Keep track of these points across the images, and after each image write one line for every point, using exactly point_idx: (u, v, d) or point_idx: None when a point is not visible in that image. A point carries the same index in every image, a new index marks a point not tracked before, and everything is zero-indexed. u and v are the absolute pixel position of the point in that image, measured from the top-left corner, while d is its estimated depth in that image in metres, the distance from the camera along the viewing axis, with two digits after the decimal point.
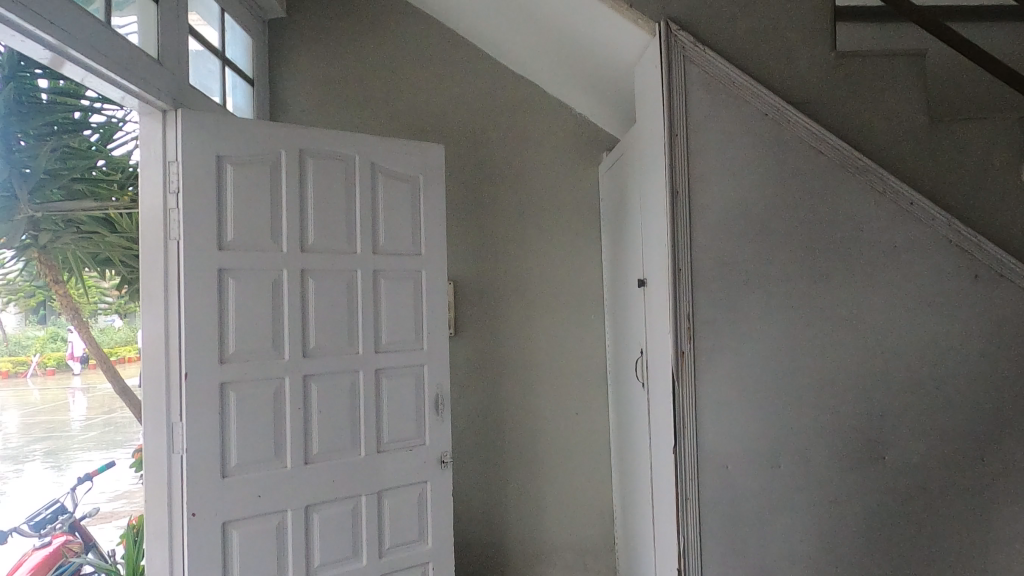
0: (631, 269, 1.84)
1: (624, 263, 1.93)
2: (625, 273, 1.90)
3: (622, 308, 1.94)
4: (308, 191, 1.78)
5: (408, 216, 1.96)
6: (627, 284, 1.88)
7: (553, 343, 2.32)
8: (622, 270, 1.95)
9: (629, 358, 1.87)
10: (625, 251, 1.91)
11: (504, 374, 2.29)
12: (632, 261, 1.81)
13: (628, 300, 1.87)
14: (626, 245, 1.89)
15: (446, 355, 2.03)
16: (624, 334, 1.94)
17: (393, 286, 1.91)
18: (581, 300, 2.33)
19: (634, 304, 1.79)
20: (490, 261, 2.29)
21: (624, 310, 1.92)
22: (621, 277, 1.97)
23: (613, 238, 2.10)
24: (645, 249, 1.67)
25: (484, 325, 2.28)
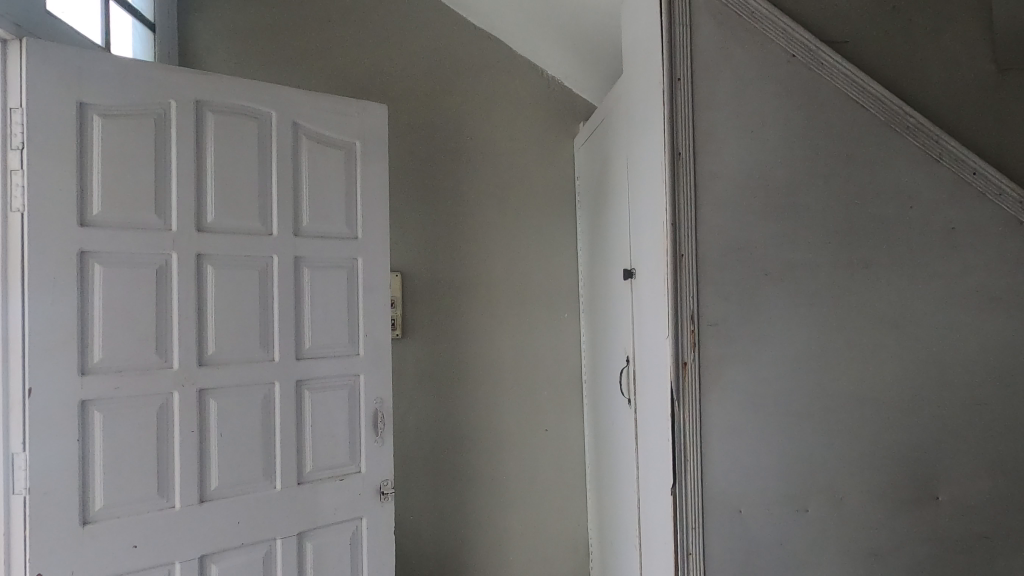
0: (614, 258, 1.49)
1: (605, 253, 1.59)
2: (607, 263, 1.56)
3: (603, 305, 1.60)
4: (209, 153, 1.40)
5: (342, 191, 1.59)
6: (609, 276, 1.54)
7: (520, 346, 1.98)
8: (602, 258, 1.62)
9: (611, 366, 1.53)
10: (606, 236, 1.57)
11: (460, 384, 1.93)
12: (616, 247, 1.47)
13: (610, 295, 1.53)
14: (607, 228, 1.55)
15: (389, 362, 1.66)
16: (604, 337, 1.60)
17: (319, 276, 1.54)
18: (551, 295, 2.01)
19: (619, 301, 1.44)
20: (442, 249, 1.92)
21: (605, 308, 1.58)
22: (600, 267, 1.64)
23: (589, 220, 1.78)
24: (633, 231, 1.33)
25: (436, 326, 1.91)
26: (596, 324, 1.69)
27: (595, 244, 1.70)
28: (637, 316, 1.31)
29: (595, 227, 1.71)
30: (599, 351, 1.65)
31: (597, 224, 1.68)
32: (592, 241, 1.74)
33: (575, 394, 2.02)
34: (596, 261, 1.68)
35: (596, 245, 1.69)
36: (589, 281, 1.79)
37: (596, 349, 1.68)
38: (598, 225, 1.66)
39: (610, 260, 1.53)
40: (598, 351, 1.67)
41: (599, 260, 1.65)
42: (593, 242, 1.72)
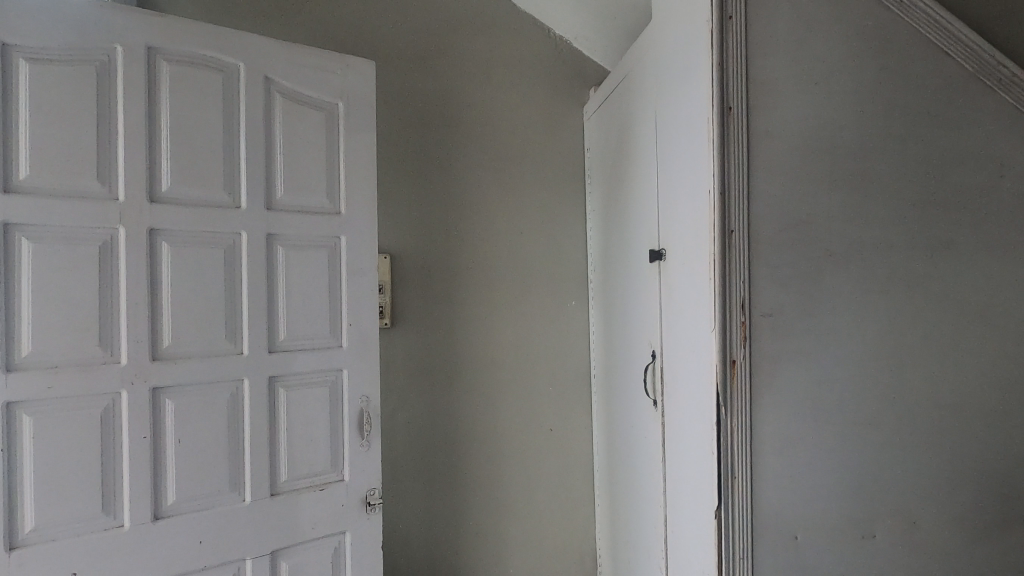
0: (638, 238, 1.29)
1: (623, 233, 1.39)
2: (627, 245, 1.36)
3: (620, 293, 1.42)
4: (163, 110, 1.19)
5: (323, 159, 1.38)
6: (629, 259, 1.34)
7: (522, 337, 1.79)
8: (619, 238, 1.42)
9: (631, 364, 1.34)
10: (627, 213, 1.37)
11: (456, 379, 1.73)
12: (639, 225, 1.28)
13: (630, 281, 1.34)
14: (628, 204, 1.36)
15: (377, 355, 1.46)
16: (621, 329, 1.41)
17: (295, 257, 1.34)
18: (557, 281, 1.82)
19: (643, 287, 1.25)
20: (435, 229, 1.71)
21: (623, 295, 1.39)
22: (617, 249, 1.45)
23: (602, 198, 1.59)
24: (665, 206, 1.13)
25: (430, 315, 1.71)
26: (611, 313, 1.50)
27: (610, 224, 1.51)
28: (669, 307, 1.12)
29: (610, 205, 1.52)
30: (615, 345, 1.47)
31: (612, 202, 1.49)
32: (606, 221, 1.55)
33: (582, 390, 1.84)
34: (611, 243, 1.50)
35: (611, 225, 1.50)
36: (601, 265, 1.60)
37: (610, 342, 1.50)
38: (615, 202, 1.47)
39: (630, 240, 1.34)
40: (613, 345, 1.48)
41: (616, 241, 1.45)
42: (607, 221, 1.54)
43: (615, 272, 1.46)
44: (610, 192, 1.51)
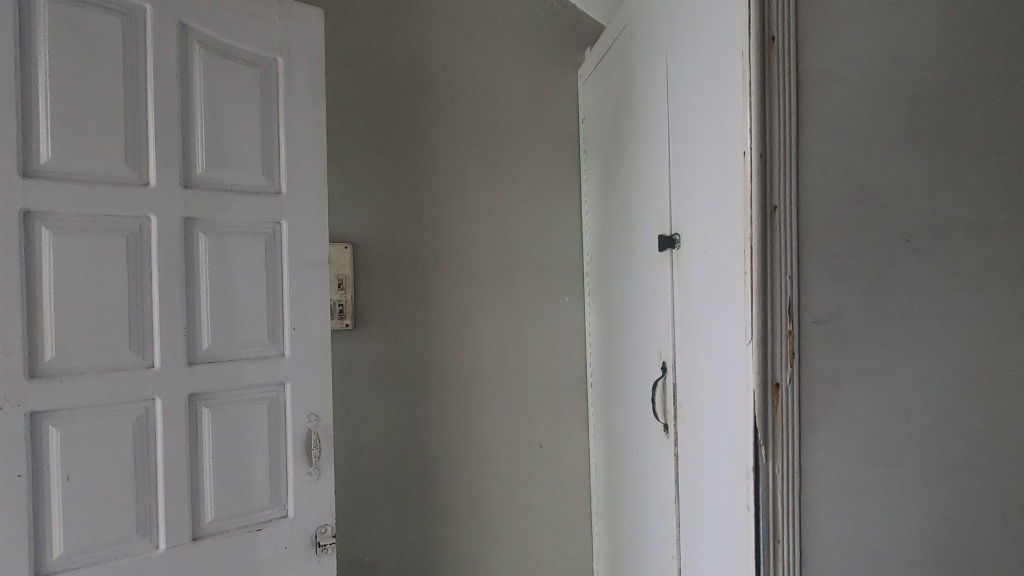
0: (643, 223, 1.04)
1: (625, 216, 1.15)
2: (629, 229, 1.12)
3: (621, 289, 1.17)
4: (41, 59, 0.93)
5: (258, 128, 1.13)
6: (633, 248, 1.09)
7: (507, 340, 1.55)
8: (620, 223, 1.18)
9: (636, 375, 1.09)
10: (629, 192, 1.12)
11: (430, 389, 1.49)
12: (646, 206, 1.03)
13: (635, 275, 1.09)
14: (630, 180, 1.11)
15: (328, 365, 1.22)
16: (622, 332, 1.17)
17: (221, 247, 1.09)
18: (547, 275, 1.57)
19: (651, 283, 1.00)
20: (404, 215, 1.47)
21: (625, 291, 1.14)
22: (618, 236, 1.20)
23: (600, 178, 1.34)
24: (679, 179, 0.89)
25: (399, 314, 1.47)
26: (609, 314, 1.26)
27: (609, 208, 1.26)
28: (685, 310, 0.87)
29: (608, 185, 1.27)
30: (616, 353, 1.22)
31: (612, 181, 1.24)
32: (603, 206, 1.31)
33: (577, 400, 1.60)
34: (610, 230, 1.25)
35: (610, 210, 1.25)
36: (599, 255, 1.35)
37: (611, 349, 1.25)
38: (615, 180, 1.22)
39: (633, 225, 1.09)
40: (614, 352, 1.23)
41: (617, 226, 1.21)
42: (605, 206, 1.29)
43: (615, 265, 1.22)
44: (609, 170, 1.26)
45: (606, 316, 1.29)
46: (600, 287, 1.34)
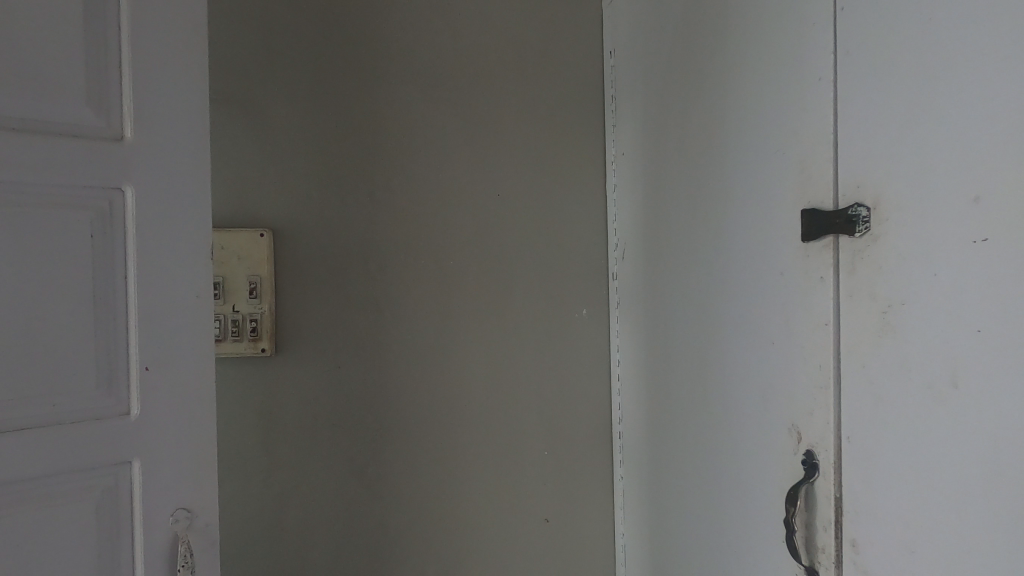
0: (760, 194, 0.60)
1: (709, 185, 0.70)
2: (722, 207, 0.67)
3: (698, 305, 0.73)
4: None
5: (80, 28, 0.66)
6: (732, 237, 0.65)
7: (499, 370, 1.08)
8: (696, 197, 0.73)
9: (735, 452, 0.66)
10: (722, 142, 0.67)
11: (387, 441, 1.04)
12: (759, 172, 0.60)
13: (735, 283, 0.65)
14: (728, 122, 0.65)
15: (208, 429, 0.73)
16: (700, 374, 0.73)
17: (1, 231, 0.62)
18: (555, 278, 1.10)
19: (778, 305, 0.58)
20: (349, 189, 1.01)
21: (711, 309, 0.70)
22: (689, 220, 0.75)
23: (649, 138, 0.89)
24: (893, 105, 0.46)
25: (342, 333, 1.02)
26: (673, 346, 0.81)
27: (670, 179, 0.80)
28: (897, 367, 0.45)
29: (667, 146, 0.81)
30: (686, 406, 0.78)
31: (675, 137, 0.79)
32: (658, 180, 0.85)
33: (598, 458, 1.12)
34: (672, 214, 0.80)
35: (674, 184, 0.79)
36: (644, 248, 0.90)
37: (676, 400, 0.80)
38: (683, 131, 0.77)
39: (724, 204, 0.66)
40: (683, 405, 0.78)
41: (687, 203, 0.76)
42: (661, 180, 0.84)
43: (682, 266, 0.77)
44: (669, 121, 0.81)
45: (664, 348, 0.84)
46: (650, 303, 0.88)
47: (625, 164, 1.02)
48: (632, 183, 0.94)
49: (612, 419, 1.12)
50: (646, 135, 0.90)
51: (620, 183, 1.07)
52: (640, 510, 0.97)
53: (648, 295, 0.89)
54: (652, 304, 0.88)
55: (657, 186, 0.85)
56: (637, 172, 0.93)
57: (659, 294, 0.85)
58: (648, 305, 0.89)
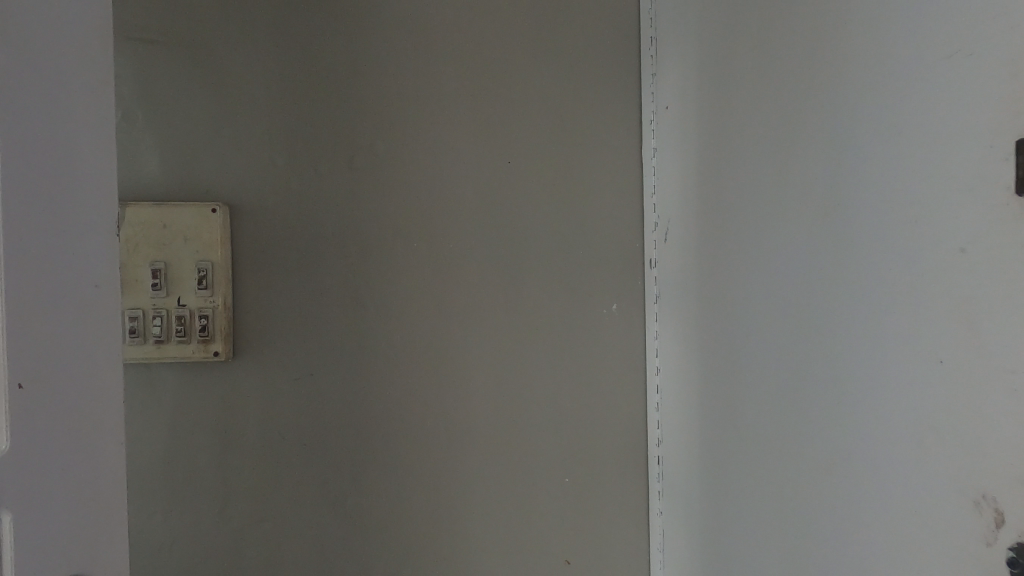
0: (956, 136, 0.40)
1: (852, 127, 0.49)
2: (873, 158, 0.46)
3: (823, 303, 0.52)
4: None
5: None
6: (896, 203, 0.44)
7: (507, 380, 0.87)
8: (821, 151, 0.52)
9: (882, 510, 0.47)
10: (878, 66, 0.46)
11: (371, 467, 0.85)
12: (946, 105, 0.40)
13: (901, 271, 0.44)
14: (898, 30, 0.44)
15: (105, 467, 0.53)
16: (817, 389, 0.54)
17: None
18: (578, 265, 0.88)
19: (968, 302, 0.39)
20: (323, 156, 0.82)
21: (847, 302, 0.50)
22: (806, 186, 0.54)
23: (724, 85, 0.68)
24: None
25: (315, 334, 0.83)
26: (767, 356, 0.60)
27: (771, 132, 0.59)
28: None
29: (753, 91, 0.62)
30: (791, 438, 0.57)
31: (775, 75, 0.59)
32: (743, 136, 0.65)
33: (634, 492, 0.90)
34: (771, 180, 0.60)
35: (775, 139, 0.59)
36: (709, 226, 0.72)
37: (774, 430, 0.60)
38: (794, 62, 0.56)
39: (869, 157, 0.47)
40: (787, 438, 0.58)
41: (800, 160, 0.55)
42: (750, 136, 0.63)
43: (788, 250, 0.57)
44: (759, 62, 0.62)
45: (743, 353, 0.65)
46: (726, 300, 0.68)
47: (675, 121, 0.80)
48: (699, 146, 0.74)
49: (648, 439, 0.89)
50: (720, 80, 0.69)
51: (661, 145, 0.84)
52: (694, 562, 0.77)
53: (719, 286, 0.69)
54: (722, 296, 0.69)
55: (742, 145, 0.65)
56: (703, 130, 0.73)
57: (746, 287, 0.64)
58: (715, 298, 0.71)
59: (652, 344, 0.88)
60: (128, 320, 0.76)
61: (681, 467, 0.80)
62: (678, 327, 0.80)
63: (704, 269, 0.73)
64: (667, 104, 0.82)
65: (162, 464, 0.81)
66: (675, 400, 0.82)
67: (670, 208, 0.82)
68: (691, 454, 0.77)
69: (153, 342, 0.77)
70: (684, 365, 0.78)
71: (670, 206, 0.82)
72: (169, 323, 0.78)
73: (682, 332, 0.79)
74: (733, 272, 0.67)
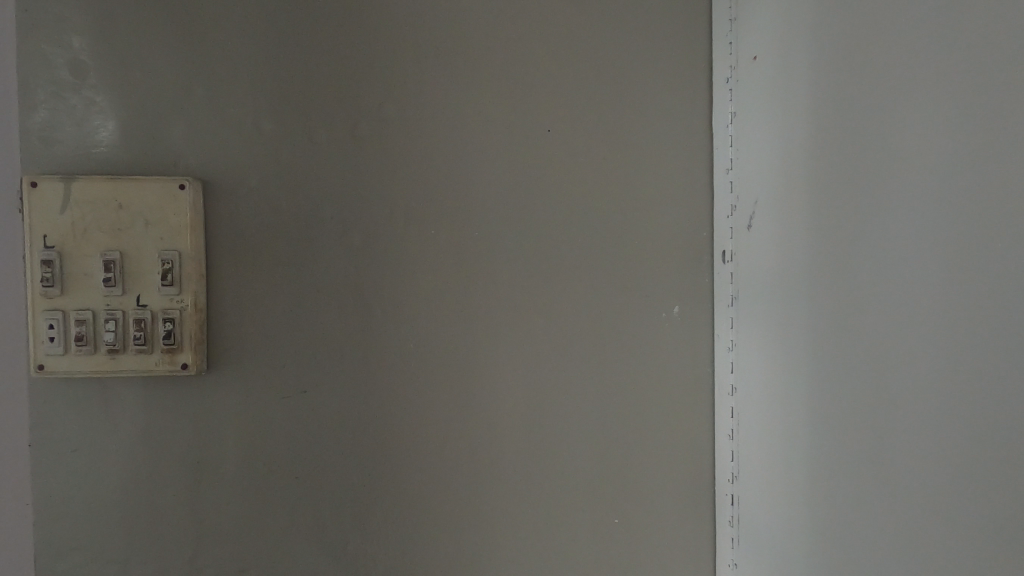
0: None
1: None
2: None
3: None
4: None
5: None
6: None
7: (542, 399, 0.70)
8: None
9: None
10: None
11: (377, 507, 0.68)
12: None
13: None
14: None
15: None
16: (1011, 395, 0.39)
17: None
18: (635, 260, 0.71)
19: None
20: (318, 123, 0.67)
21: None
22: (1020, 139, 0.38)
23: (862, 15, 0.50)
24: None
25: (308, 343, 0.67)
26: (933, 379, 0.44)
27: (948, 74, 0.42)
28: None
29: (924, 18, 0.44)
30: (982, 495, 0.40)
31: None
32: (894, 84, 0.47)
33: (702, 540, 0.73)
34: (959, 134, 0.42)
35: (958, 79, 0.42)
36: (831, 205, 0.53)
37: (955, 484, 0.42)
38: None
39: None
40: (977, 496, 0.41)
41: (1010, 107, 0.38)
42: (909, 82, 0.45)
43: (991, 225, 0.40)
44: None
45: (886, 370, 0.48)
46: (859, 303, 0.51)
47: (773, 73, 0.61)
48: (813, 102, 0.55)
49: (718, 474, 0.71)
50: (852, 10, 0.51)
51: (746, 105, 0.65)
52: None
53: (846, 285, 0.52)
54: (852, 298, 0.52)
55: (889, 99, 0.47)
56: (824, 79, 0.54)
57: (900, 285, 0.46)
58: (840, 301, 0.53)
59: (724, 356, 0.70)
60: (73, 323, 0.61)
61: (780, 518, 0.62)
62: (773, 338, 0.62)
63: (821, 263, 0.55)
64: (758, 54, 0.63)
65: (118, 503, 0.65)
66: (765, 431, 0.64)
67: (760, 186, 0.63)
68: (801, 505, 0.59)
69: (106, 351, 0.62)
70: (782, 384, 0.61)
71: (759, 183, 0.64)
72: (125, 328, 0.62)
73: (782, 346, 0.61)
74: (868, 265, 0.49)
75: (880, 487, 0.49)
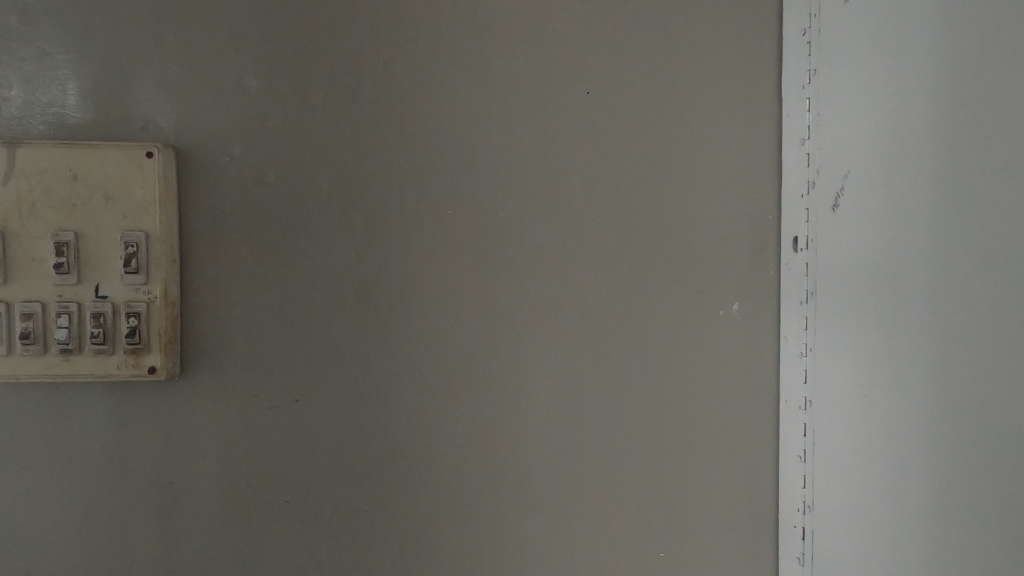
0: None
1: None
2: None
3: None
4: None
5: None
6: None
7: (576, 412, 0.60)
8: None
9: None
10: None
11: (382, 537, 0.58)
12: None
13: None
14: None
15: None
16: None
17: None
18: (686, 248, 0.60)
19: None
20: (312, 81, 0.56)
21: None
22: None
23: None
24: None
25: (298, 345, 0.56)
26: None
27: None
28: None
29: None
30: None
31: None
32: None
33: None
34: None
35: None
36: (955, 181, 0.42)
37: None
38: None
39: None
40: None
41: None
42: None
43: None
44: None
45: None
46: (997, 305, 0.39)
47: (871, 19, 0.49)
48: (934, 49, 0.44)
49: (784, 501, 0.61)
50: None
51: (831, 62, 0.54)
52: None
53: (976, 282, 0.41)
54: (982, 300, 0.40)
55: None
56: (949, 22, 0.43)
57: None
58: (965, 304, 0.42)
59: (795, 364, 0.59)
60: (19, 318, 0.51)
61: (871, 562, 0.51)
62: (865, 342, 0.51)
63: (937, 250, 0.44)
64: None
65: (76, 532, 0.55)
66: (851, 455, 0.53)
67: (850, 156, 0.52)
68: (903, 548, 0.47)
69: (58, 353, 0.52)
70: (876, 402, 0.50)
71: (847, 156, 0.52)
72: (81, 324, 0.52)
73: (879, 354, 0.49)
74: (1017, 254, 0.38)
75: (1016, 540, 0.38)
